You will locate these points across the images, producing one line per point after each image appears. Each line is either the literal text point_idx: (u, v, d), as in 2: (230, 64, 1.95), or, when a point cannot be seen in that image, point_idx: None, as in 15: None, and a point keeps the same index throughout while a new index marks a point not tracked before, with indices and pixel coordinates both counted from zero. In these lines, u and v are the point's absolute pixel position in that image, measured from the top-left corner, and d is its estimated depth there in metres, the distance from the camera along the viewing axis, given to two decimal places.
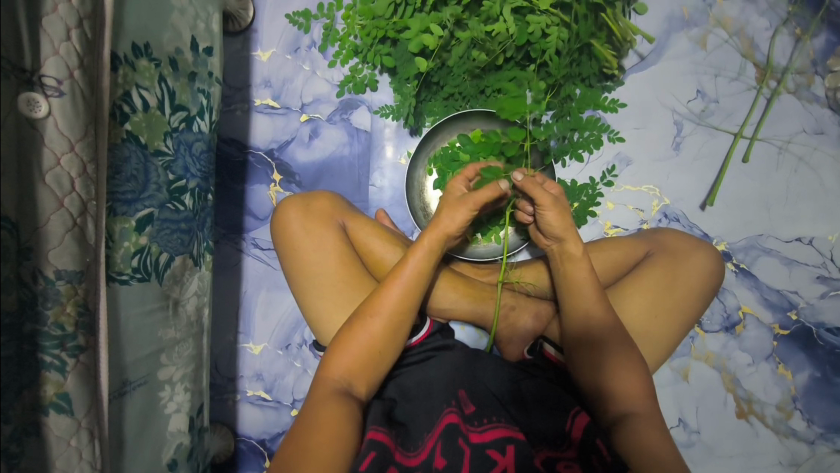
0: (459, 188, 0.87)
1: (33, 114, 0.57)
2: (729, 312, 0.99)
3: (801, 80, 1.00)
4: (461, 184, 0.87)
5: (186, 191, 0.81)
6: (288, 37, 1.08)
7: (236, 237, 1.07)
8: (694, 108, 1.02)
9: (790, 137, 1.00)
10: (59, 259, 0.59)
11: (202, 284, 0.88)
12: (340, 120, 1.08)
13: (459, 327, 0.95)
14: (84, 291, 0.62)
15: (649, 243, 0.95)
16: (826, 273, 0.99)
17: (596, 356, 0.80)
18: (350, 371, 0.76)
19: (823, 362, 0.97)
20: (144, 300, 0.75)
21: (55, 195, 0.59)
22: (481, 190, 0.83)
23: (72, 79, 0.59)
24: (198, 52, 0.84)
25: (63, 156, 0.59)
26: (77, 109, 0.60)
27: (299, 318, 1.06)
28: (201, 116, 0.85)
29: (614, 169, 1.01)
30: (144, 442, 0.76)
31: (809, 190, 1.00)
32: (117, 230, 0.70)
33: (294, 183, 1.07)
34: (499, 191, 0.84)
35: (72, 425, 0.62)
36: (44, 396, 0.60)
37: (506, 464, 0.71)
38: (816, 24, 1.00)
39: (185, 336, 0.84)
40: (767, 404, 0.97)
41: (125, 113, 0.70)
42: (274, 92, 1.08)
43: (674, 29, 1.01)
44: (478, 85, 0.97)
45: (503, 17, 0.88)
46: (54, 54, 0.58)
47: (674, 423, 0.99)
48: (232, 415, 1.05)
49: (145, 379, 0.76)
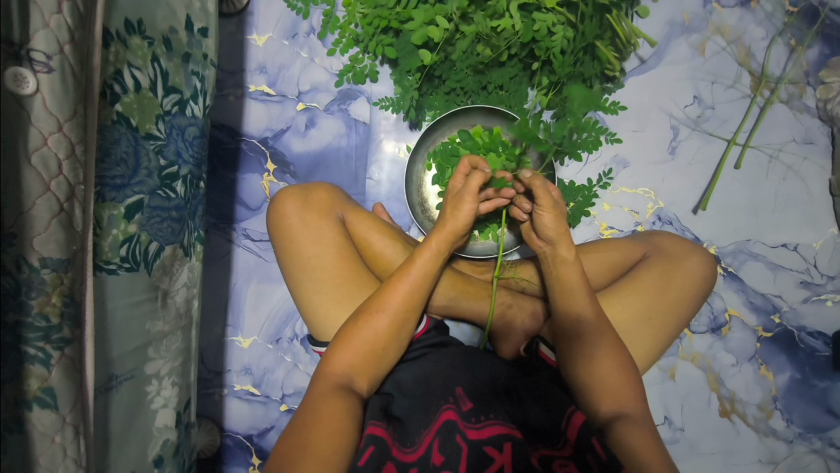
0: (458, 183, 0.88)
1: (20, 91, 0.52)
2: (716, 313, 1.02)
3: (794, 91, 1.03)
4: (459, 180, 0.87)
5: (178, 177, 0.77)
6: (286, 22, 1.05)
7: (226, 227, 1.04)
8: (691, 113, 1.03)
9: (781, 146, 1.03)
10: (45, 246, 0.55)
11: (192, 275, 0.85)
12: (337, 111, 1.05)
13: (454, 325, 1.05)
14: (70, 281, 0.58)
15: (645, 244, 0.96)
16: (809, 278, 1.02)
17: (589, 358, 0.80)
18: (352, 367, 0.75)
19: (804, 364, 1.01)
20: (133, 291, 0.71)
21: (42, 178, 0.54)
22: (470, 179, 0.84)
23: (63, 54, 0.55)
24: (193, 32, 0.80)
25: (50, 136, 0.54)
26: (67, 86, 0.55)
27: (290, 311, 1.04)
28: (195, 99, 0.80)
29: (611, 172, 1.02)
30: (131, 438, 0.73)
31: (796, 198, 1.03)
32: (105, 217, 0.66)
33: (288, 174, 1.04)
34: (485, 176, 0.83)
35: (57, 421, 0.58)
36: (27, 391, 0.56)
37: (503, 462, 0.68)
38: (810, 37, 1.03)
39: (174, 329, 0.80)
40: (748, 403, 1.01)
41: (115, 93, 0.65)
42: (269, 79, 1.05)
43: (674, 34, 1.03)
44: (480, 81, 0.96)
45: (510, 13, 0.86)
46: (44, 27, 0.54)
47: (660, 420, 1.01)
48: (218, 410, 1.02)
49: (132, 374, 0.73)
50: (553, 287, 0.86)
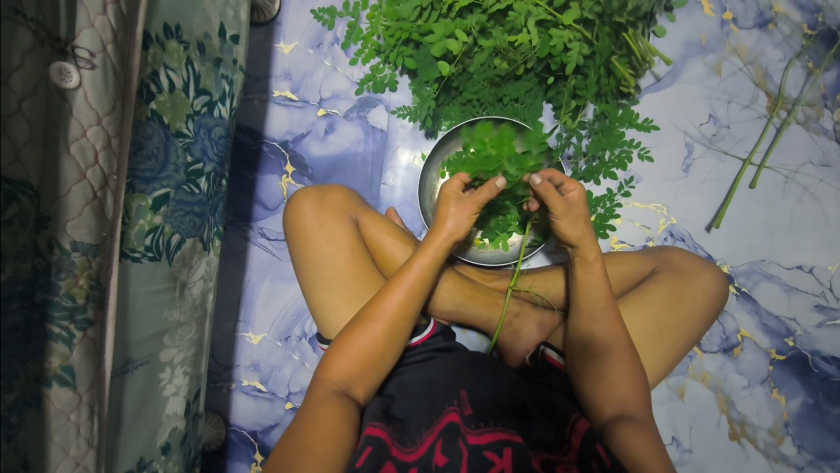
0: (454, 186, 0.86)
1: (64, 84, 0.56)
2: (728, 334, 1.01)
3: (811, 112, 1.03)
4: (456, 183, 0.86)
5: (202, 174, 0.81)
6: (311, 32, 1.09)
7: (244, 226, 1.07)
8: (706, 131, 1.04)
9: (797, 168, 1.03)
10: (77, 231, 0.58)
11: (209, 268, 0.88)
12: (356, 117, 1.09)
13: (460, 332, 1.07)
14: (97, 265, 0.61)
15: (656, 260, 0.97)
16: (824, 302, 1.01)
17: (605, 376, 0.80)
18: (350, 374, 0.76)
19: (817, 390, 0.99)
20: (154, 279, 0.74)
21: (78, 166, 0.58)
22: (481, 191, 0.85)
23: (105, 52, 0.59)
24: (225, 39, 0.84)
25: (89, 128, 0.58)
26: (107, 83, 0.59)
27: (300, 311, 1.06)
28: (223, 101, 0.84)
29: (631, 181, 1.02)
30: (142, 422, 0.75)
31: (811, 220, 1.02)
32: (133, 207, 0.69)
33: (306, 176, 1.08)
34: (495, 189, 0.85)
35: (74, 399, 0.60)
36: (48, 367, 0.58)
37: (504, 466, 0.68)
38: (828, 60, 1.03)
39: (189, 319, 0.83)
40: (759, 428, 0.98)
41: (151, 92, 0.69)
42: (293, 84, 1.09)
43: (690, 53, 1.04)
44: (496, 93, 0.98)
45: (528, 28, 0.88)
46: (89, 27, 0.58)
47: (668, 440, 0.99)
48: (225, 404, 1.04)
49: (147, 359, 0.75)
50: (576, 301, 0.85)
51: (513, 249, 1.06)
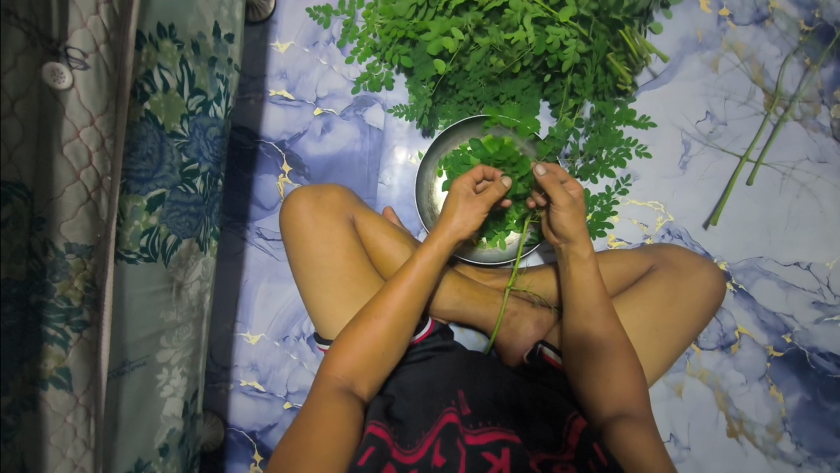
0: (464, 186, 0.85)
1: (57, 85, 0.56)
2: (726, 331, 1.01)
3: (808, 109, 1.03)
4: (466, 180, 0.85)
5: (198, 174, 0.80)
6: (307, 31, 1.09)
7: (241, 226, 1.07)
8: (703, 128, 1.04)
9: (794, 165, 1.02)
10: (71, 232, 0.58)
11: (205, 269, 0.87)
12: (353, 116, 1.08)
13: (459, 330, 1.07)
14: (92, 267, 0.61)
15: (653, 257, 0.97)
16: (821, 299, 1.01)
17: (605, 376, 0.79)
18: (353, 371, 0.75)
19: (814, 386, 0.99)
20: (150, 280, 0.74)
21: (72, 167, 0.58)
22: (489, 189, 0.85)
23: (98, 53, 0.58)
24: (220, 38, 0.83)
25: (82, 129, 0.58)
26: (100, 83, 0.59)
27: (298, 311, 1.06)
28: (218, 101, 0.83)
29: (630, 179, 1.00)
30: (139, 424, 0.75)
31: (809, 216, 1.02)
32: (128, 208, 0.69)
33: (303, 176, 1.08)
34: (504, 191, 0.86)
35: (70, 401, 0.60)
36: (44, 370, 0.58)
37: (501, 466, 0.68)
38: (825, 56, 1.03)
39: (186, 320, 0.83)
40: (758, 424, 0.99)
41: (145, 92, 0.69)
42: (289, 84, 1.09)
43: (687, 50, 1.04)
44: (493, 91, 0.99)
45: (523, 26, 0.87)
46: (82, 27, 0.57)
47: (666, 437, 0.99)
48: (223, 405, 1.04)
49: (144, 360, 0.75)
50: (572, 299, 0.85)
51: (510, 247, 1.07)
